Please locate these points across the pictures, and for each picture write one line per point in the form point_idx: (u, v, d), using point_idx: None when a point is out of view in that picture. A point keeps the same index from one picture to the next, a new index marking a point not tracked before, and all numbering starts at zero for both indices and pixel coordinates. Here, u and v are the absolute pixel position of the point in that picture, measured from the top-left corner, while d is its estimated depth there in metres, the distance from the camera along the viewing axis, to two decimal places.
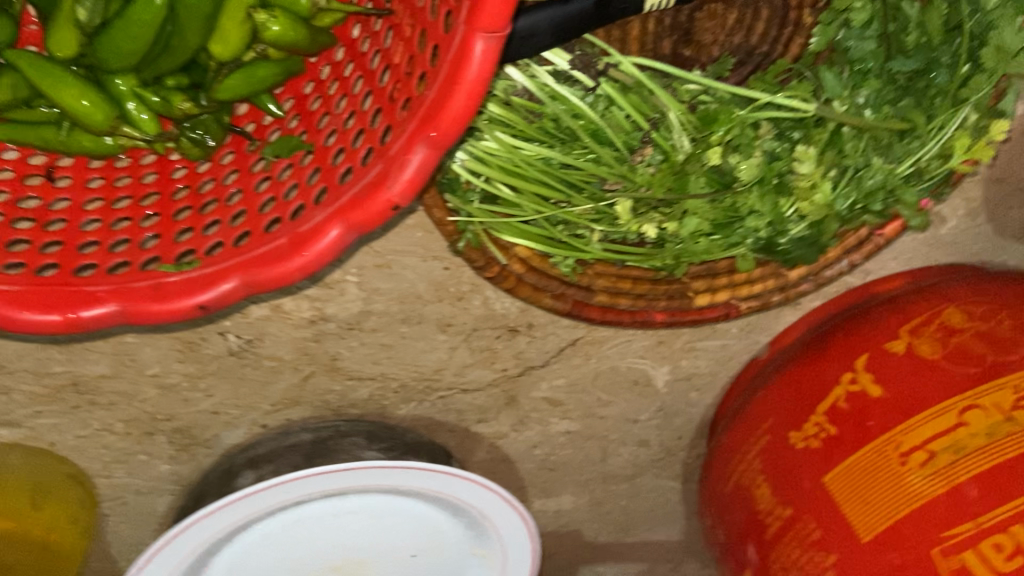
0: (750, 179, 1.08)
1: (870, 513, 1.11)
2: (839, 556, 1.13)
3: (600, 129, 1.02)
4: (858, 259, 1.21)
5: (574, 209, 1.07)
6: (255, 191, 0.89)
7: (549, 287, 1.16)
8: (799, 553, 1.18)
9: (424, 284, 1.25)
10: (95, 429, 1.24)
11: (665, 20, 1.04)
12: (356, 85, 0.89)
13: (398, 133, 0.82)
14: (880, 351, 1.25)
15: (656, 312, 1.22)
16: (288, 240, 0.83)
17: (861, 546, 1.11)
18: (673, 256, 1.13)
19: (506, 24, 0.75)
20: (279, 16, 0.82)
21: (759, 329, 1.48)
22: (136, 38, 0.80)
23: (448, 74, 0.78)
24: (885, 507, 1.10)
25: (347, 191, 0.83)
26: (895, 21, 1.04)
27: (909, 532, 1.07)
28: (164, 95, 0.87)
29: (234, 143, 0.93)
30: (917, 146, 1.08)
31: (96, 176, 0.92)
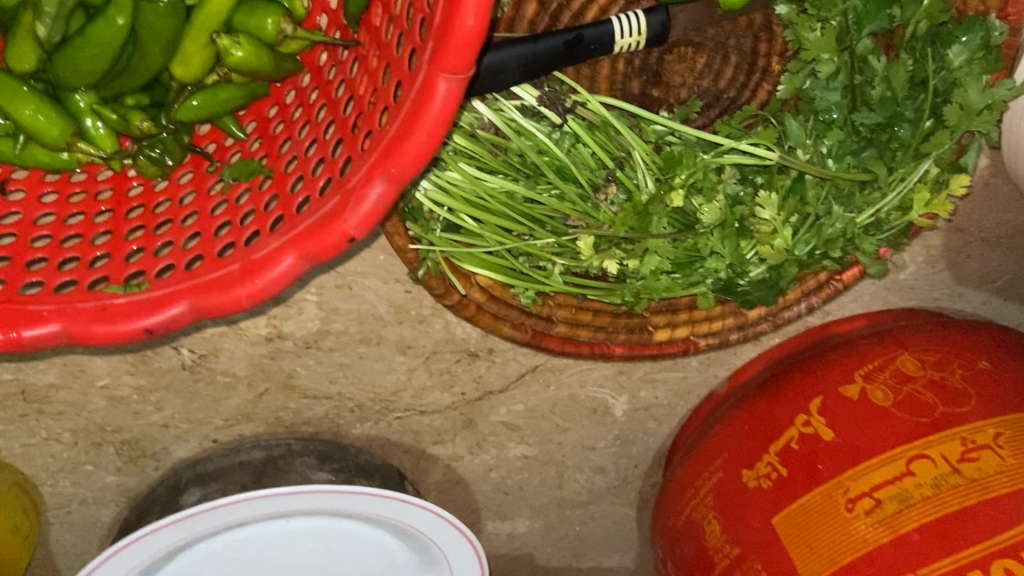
0: (712, 222, 1.07)
1: (815, 557, 1.13)
2: None
3: (565, 166, 1.02)
4: (816, 302, 1.22)
5: (536, 242, 1.07)
6: (211, 213, 0.88)
7: (508, 316, 1.16)
8: None
9: (383, 306, 1.25)
10: (42, 438, 1.23)
11: (634, 61, 1.05)
12: (320, 112, 0.88)
13: (357, 165, 0.82)
14: (835, 395, 1.24)
15: (616, 344, 1.23)
16: (241, 267, 0.82)
17: None
18: (633, 292, 1.13)
19: (471, 66, 0.74)
20: (243, 43, 0.81)
21: (718, 364, 1.49)
22: (96, 57, 0.79)
23: (410, 112, 0.77)
24: (830, 552, 1.12)
25: (304, 221, 0.82)
26: (861, 73, 1.06)
27: None
28: (123, 113, 0.85)
29: (193, 163, 0.92)
30: (878, 197, 1.09)
31: (50, 190, 0.90)
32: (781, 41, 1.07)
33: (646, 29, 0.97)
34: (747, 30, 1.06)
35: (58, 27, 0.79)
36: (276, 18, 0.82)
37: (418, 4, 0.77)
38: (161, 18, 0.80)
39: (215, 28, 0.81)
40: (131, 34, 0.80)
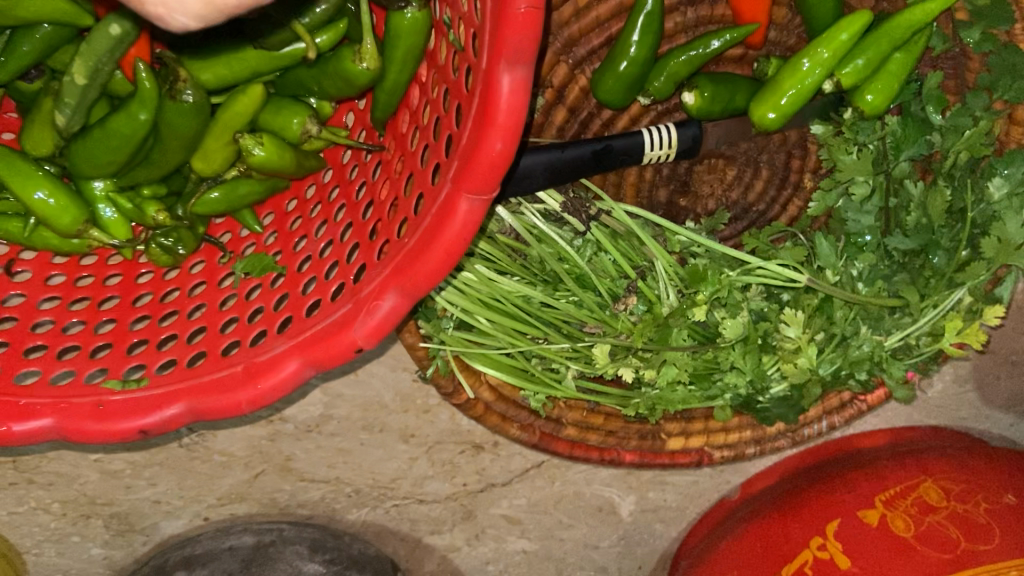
0: (734, 337, 1.03)
1: None
2: None
3: (585, 274, 0.99)
4: (838, 422, 1.17)
5: (550, 346, 1.03)
6: (219, 307, 0.86)
7: (516, 416, 1.11)
8: None
9: (390, 394, 1.24)
10: (30, 507, 1.20)
11: (662, 170, 1.02)
12: (339, 212, 0.87)
13: (371, 275, 0.79)
14: (855, 519, 1.19)
15: (626, 452, 1.18)
16: (244, 369, 0.79)
17: None
18: (648, 403, 1.08)
19: (494, 188, 0.72)
20: (266, 142, 0.80)
21: (729, 470, 1.44)
22: (114, 149, 0.79)
23: (429, 228, 0.75)
24: None
25: (312, 326, 0.80)
26: (896, 196, 1.02)
27: None
28: (140, 203, 0.85)
29: (206, 252, 0.91)
30: (908, 322, 1.06)
31: (58, 273, 0.88)
32: (814, 159, 1.05)
33: (677, 142, 0.95)
34: (780, 147, 1.03)
35: (78, 116, 0.77)
36: (302, 117, 0.82)
37: (444, 119, 0.76)
38: (186, 118, 0.77)
39: (239, 126, 0.80)
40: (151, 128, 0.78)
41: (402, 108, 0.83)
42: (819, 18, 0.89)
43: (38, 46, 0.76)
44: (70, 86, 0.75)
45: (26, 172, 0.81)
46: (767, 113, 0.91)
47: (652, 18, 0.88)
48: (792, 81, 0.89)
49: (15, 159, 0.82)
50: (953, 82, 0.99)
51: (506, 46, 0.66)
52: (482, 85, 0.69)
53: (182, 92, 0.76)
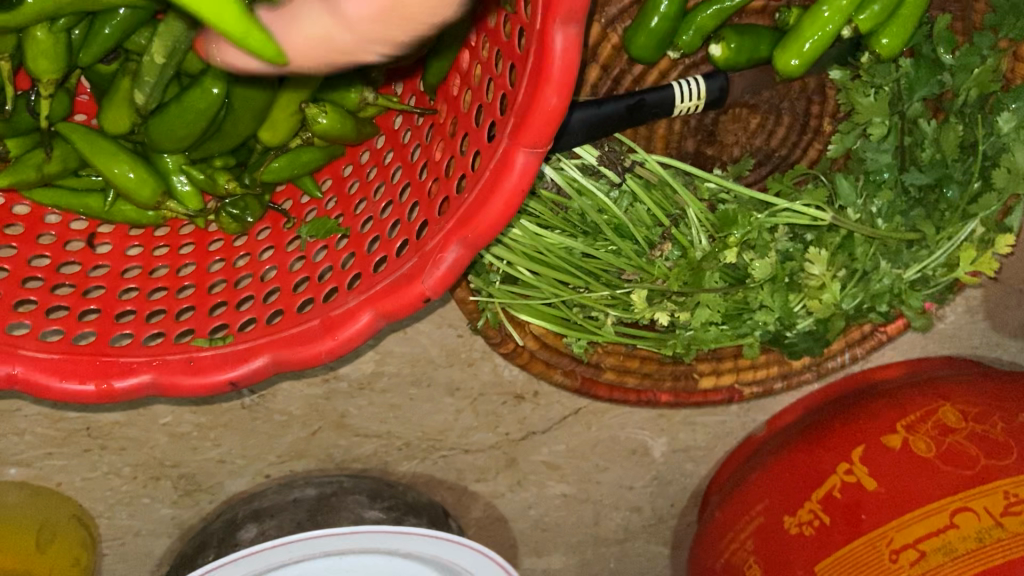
0: (763, 277, 1.10)
1: None
2: None
3: (623, 223, 1.05)
4: (860, 353, 1.24)
5: (590, 294, 1.09)
6: (289, 268, 0.92)
7: (560, 362, 1.19)
8: None
9: (436, 349, 1.31)
10: (104, 472, 1.28)
11: (691, 121, 1.08)
12: (395, 174, 0.93)
13: (434, 230, 0.85)
14: (878, 444, 1.26)
15: (661, 392, 1.25)
16: (320, 323, 0.86)
17: None
18: (684, 343, 1.14)
19: (549, 141, 0.77)
20: (329, 111, 0.86)
21: (755, 408, 1.52)
22: (189, 123, 0.85)
23: (488, 182, 0.80)
24: None
25: (381, 279, 0.85)
26: (911, 135, 1.09)
27: None
28: (210, 173, 0.90)
29: (271, 219, 0.97)
30: (925, 254, 1.12)
31: (135, 244, 0.95)
32: (832, 104, 1.11)
33: (705, 93, 1.01)
34: (801, 93, 1.09)
35: (156, 94, 0.83)
36: (359, 87, 0.88)
37: (498, 80, 0.82)
38: (257, 91, 0.84)
39: (304, 96, 0.86)
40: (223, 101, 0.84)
41: (453, 72, 0.89)
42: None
43: (118, 29, 0.83)
44: (150, 65, 0.81)
45: (107, 149, 0.87)
46: (791, 59, 0.97)
47: None
48: (813, 28, 0.95)
49: (95, 137, 0.88)
50: (960, 23, 1.07)
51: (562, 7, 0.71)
52: (537, 43, 0.75)
53: (253, 66, 0.81)
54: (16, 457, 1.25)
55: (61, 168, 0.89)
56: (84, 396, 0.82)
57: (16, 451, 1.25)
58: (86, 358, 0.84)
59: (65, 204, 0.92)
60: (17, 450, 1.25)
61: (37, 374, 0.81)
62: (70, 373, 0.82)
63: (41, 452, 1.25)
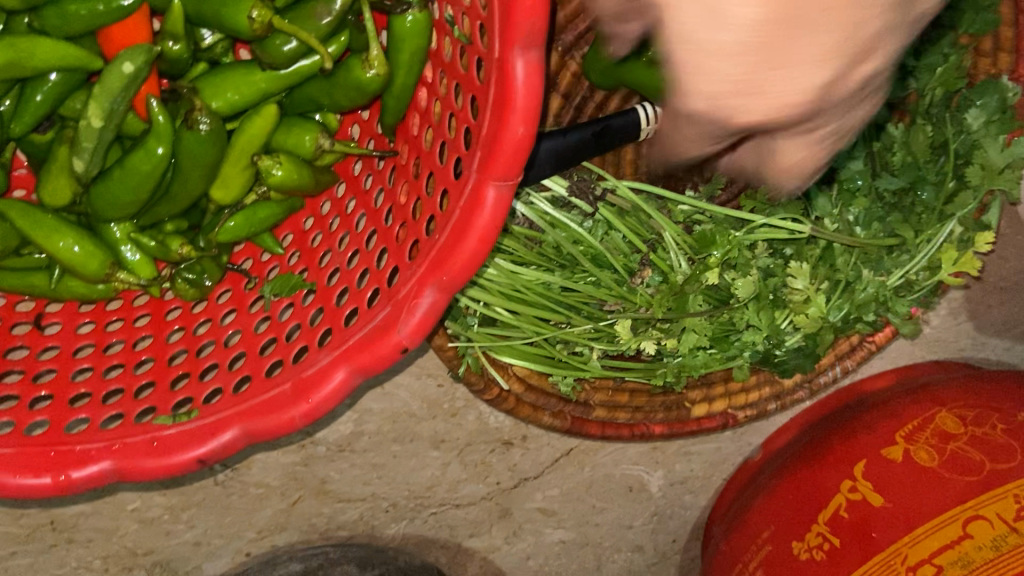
0: (747, 296, 1.06)
1: None
2: None
3: (600, 253, 1.02)
4: (850, 365, 1.21)
5: (573, 329, 1.06)
6: (254, 331, 0.87)
7: (547, 404, 1.13)
8: None
9: (417, 402, 1.26)
10: (70, 569, 1.19)
11: (657, 144, 1.06)
12: (359, 222, 0.88)
13: (406, 276, 0.81)
14: (880, 458, 1.22)
15: (654, 424, 1.20)
16: (292, 386, 0.80)
17: None
18: (674, 371, 1.11)
19: (518, 173, 0.74)
20: (283, 161, 0.82)
21: (749, 432, 1.48)
22: (135, 187, 0.79)
23: (459, 221, 0.77)
24: None
25: (353, 333, 0.81)
26: (879, 141, 1.08)
27: None
28: (162, 239, 0.85)
29: (232, 281, 0.92)
30: (906, 259, 1.10)
31: (87, 320, 0.89)
32: None
33: None
34: None
35: (96, 159, 0.79)
36: (314, 133, 0.83)
37: (459, 114, 0.78)
38: (203, 146, 0.78)
39: (256, 149, 0.82)
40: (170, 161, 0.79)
41: (411, 110, 0.85)
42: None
43: (50, 94, 0.80)
44: (87, 129, 0.76)
45: (49, 222, 0.82)
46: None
47: None
48: None
49: (33, 212, 0.82)
50: None
51: (518, 32, 0.68)
52: (497, 72, 0.72)
53: (198, 120, 0.77)
54: None
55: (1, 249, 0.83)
56: (41, 491, 0.75)
57: None
58: (41, 450, 0.77)
59: (8, 285, 0.85)
60: None
61: None
62: (24, 467, 0.76)
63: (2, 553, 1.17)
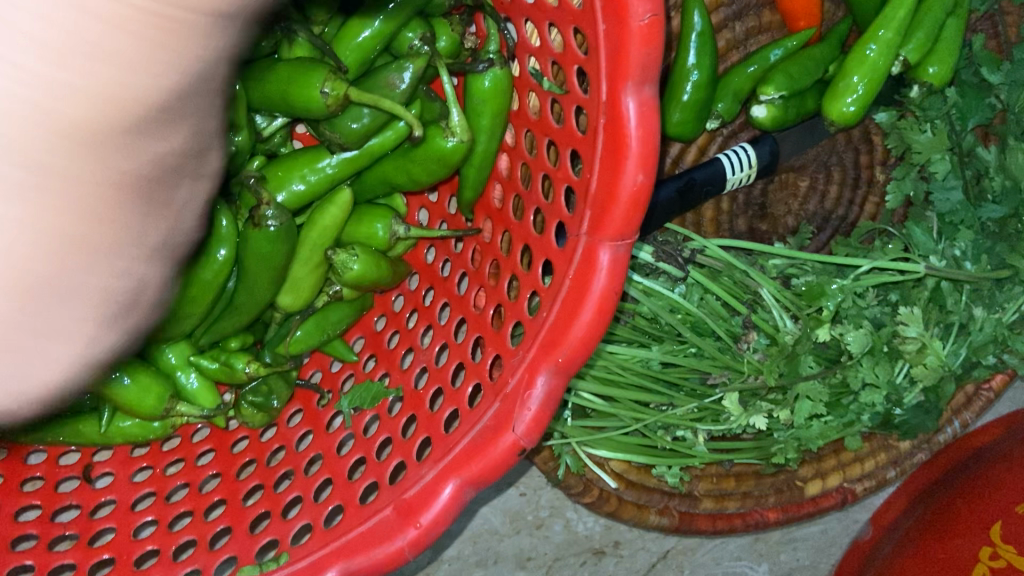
0: (861, 351, 0.96)
1: None
2: None
3: (700, 321, 0.92)
4: (971, 418, 1.09)
5: (676, 411, 0.94)
6: (336, 453, 0.75)
7: (650, 501, 1.00)
8: None
9: (498, 518, 1.12)
10: None
11: (738, 197, 0.98)
12: (442, 312, 0.78)
13: (511, 365, 0.70)
14: (1015, 516, 1.16)
15: (768, 509, 1.06)
16: (394, 510, 0.68)
17: None
18: (791, 446, 0.99)
19: (636, 230, 0.64)
20: (361, 254, 0.71)
21: (857, 507, 1.33)
22: (194, 300, 0.69)
23: (570, 294, 0.67)
24: None
25: (457, 441, 0.69)
26: (971, 167, 1.00)
27: None
28: (226, 359, 0.74)
29: (301, 398, 0.80)
30: (1021, 291, 1.01)
31: (144, 465, 0.76)
32: (881, 150, 1.02)
33: (756, 160, 0.90)
34: (846, 145, 1.00)
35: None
36: (386, 219, 0.74)
37: (555, 175, 0.69)
38: (269, 246, 0.68)
39: (328, 244, 0.72)
40: (231, 267, 0.69)
41: (491, 180, 0.76)
42: (865, 6, 0.88)
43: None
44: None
45: None
46: (845, 104, 0.87)
47: (706, 36, 0.83)
48: (861, 67, 0.86)
49: None
50: (993, 41, 1.01)
51: (629, 67, 0.60)
52: (603, 117, 0.63)
53: (265, 217, 0.67)
54: None
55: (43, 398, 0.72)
56: None
57: None
58: None
59: (46, 436, 0.73)
60: None
61: None
62: None
63: None
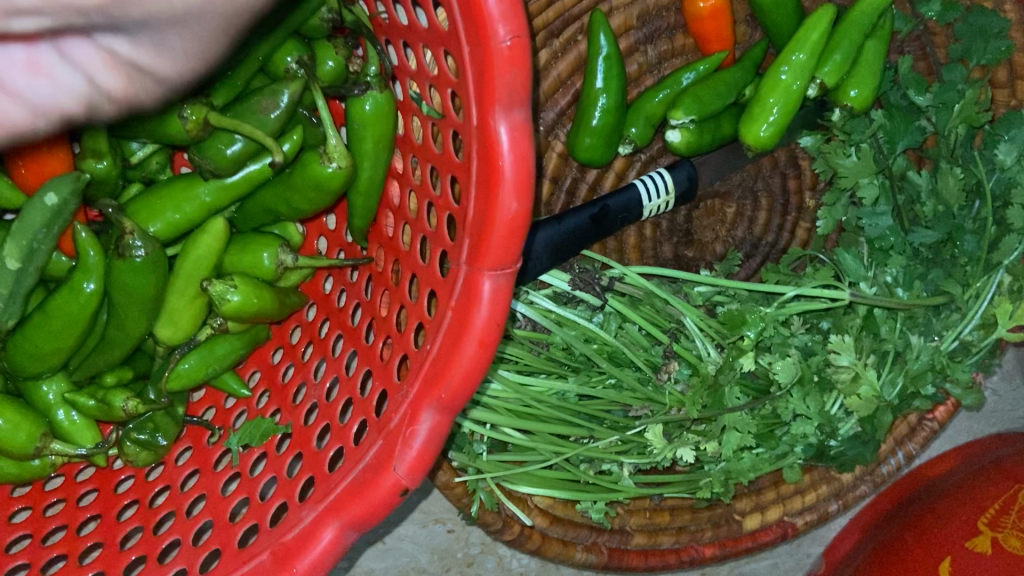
0: (790, 381, 0.92)
1: None
2: None
3: (617, 350, 0.89)
4: (914, 449, 1.05)
5: (598, 444, 0.91)
6: (220, 493, 0.72)
7: (577, 537, 0.97)
8: None
9: (426, 555, 1.06)
10: None
11: (662, 223, 0.96)
12: (336, 345, 0.75)
13: (396, 401, 0.67)
14: (965, 552, 1.09)
15: (704, 545, 1.03)
16: (271, 554, 0.65)
17: None
18: (720, 480, 0.95)
19: (517, 258, 0.61)
20: (240, 285, 0.69)
21: (807, 540, 1.29)
22: (60, 333, 0.67)
23: (452, 326, 0.64)
24: None
25: (338, 480, 0.66)
26: (903, 192, 0.98)
27: None
28: (103, 396, 0.71)
29: (192, 436, 0.77)
30: (958, 319, 0.97)
31: (21, 506, 0.73)
32: (810, 175, 0.99)
33: (673, 186, 0.88)
34: (773, 170, 0.98)
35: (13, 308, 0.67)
36: (272, 249, 0.71)
37: (438, 202, 0.67)
38: (137, 276, 0.66)
39: (204, 276, 0.69)
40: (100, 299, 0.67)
41: (383, 209, 0.74)
42: (780, 28, 0.87)
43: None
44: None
45: None
46: (759, 129, 0.85)
47: (613, 60, 0.81)
48: (777, 91, 0.85)
49: None
50: (922, 63, 1.00)
51: (497, 91, 0.57)
52: (476, 144, 0.61)
53: (131, 247, 0.65)
54: None
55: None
56: None
57: None
58: None
59: None
60: None
61: None
62: None
63: None
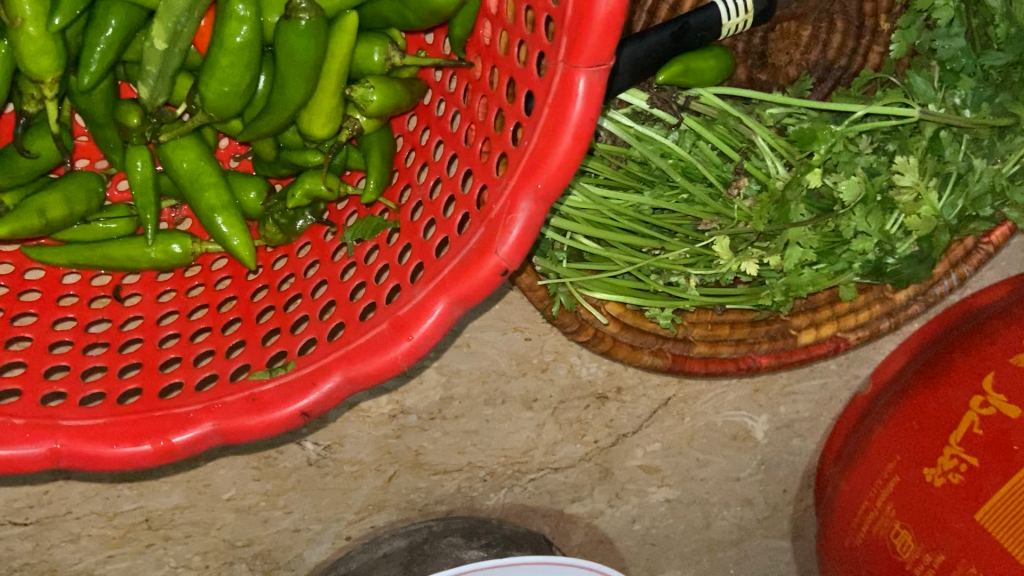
0: (854, 199, 0.97)
1: (1006, 522, 1.06)
2: (946, 557, 1.11)
3: (691, 165, 0.95)
4: (969, 271, 1.11)
5: (669, 256, 0.99)
6: (340, 279, 0.83)
7: (645, 343, 1.06)
8: (861, 540, 1.21)
9: (505, 359, 1.19)
10: (170, 568, 1.12)
11: (738, 45, 1.01)
12: (436, 151, 0.85)
13: (495, 194, 0.73)
14: (1009, 367, 1.11)
15: (760, 356, 1.11)
16: (389, 324, 0.74)
17: (974, 536, 1.09)
18: (781, 291, 1.02)
19: (612, 55, 0.66)
20: (377, 86, 0.79)
21: (857, 362, 1.37)
22: (227, 84, 0.76)
23: (549, 120, 0.68)
24: None
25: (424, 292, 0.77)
26: (977, 16, 1.01)
27: (960, 526, 1.10)
28: (260, 188, 0.86)
29: (311, 233, 0.88)
30: (1022, 141, 1.01)
31: (167, 288, 0.87)
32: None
33: (752, 6, 0.92)
34: None
35: (160, 86, 0.76)
36: (383, 46, 0.80)
37: (537, 6, 0.72)
38: (303, 38, 0.73)
39: (344, 76, 0.78)
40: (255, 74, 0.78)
41: (481, 19, 0.81)
42: None
43: (69, 15, 0.74)
44: (150, 51, 0.75)
45: (140, 194, 0.82)
46: None
47: None
48: None
49: (85, 184, 0.82)
50: None
51: None
52: None
53: (297, 11, 0.72)
54: (74, 568, 1.09)
55: (87, 206, 0.82)
56: (140, 459, 0.72)
57: (72, 561, 1.09)
58: (137, 416, 0.74)
59: (80, 258, 0.83)
60: (74, 559, 1.09)
61: (81, 442, 0.71)
62: (122, 436, 0.72)
63: (100, 557, 1.09)
